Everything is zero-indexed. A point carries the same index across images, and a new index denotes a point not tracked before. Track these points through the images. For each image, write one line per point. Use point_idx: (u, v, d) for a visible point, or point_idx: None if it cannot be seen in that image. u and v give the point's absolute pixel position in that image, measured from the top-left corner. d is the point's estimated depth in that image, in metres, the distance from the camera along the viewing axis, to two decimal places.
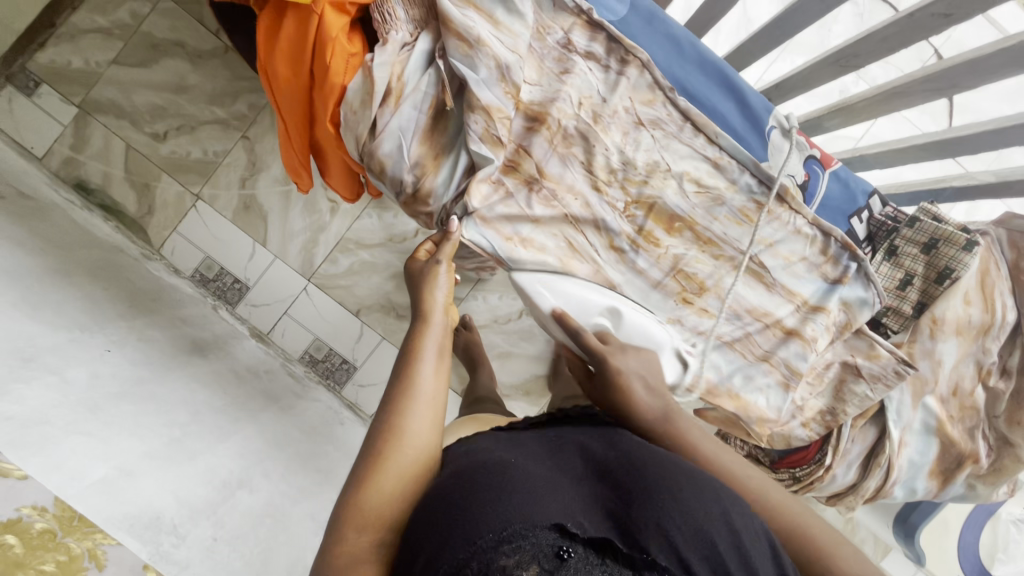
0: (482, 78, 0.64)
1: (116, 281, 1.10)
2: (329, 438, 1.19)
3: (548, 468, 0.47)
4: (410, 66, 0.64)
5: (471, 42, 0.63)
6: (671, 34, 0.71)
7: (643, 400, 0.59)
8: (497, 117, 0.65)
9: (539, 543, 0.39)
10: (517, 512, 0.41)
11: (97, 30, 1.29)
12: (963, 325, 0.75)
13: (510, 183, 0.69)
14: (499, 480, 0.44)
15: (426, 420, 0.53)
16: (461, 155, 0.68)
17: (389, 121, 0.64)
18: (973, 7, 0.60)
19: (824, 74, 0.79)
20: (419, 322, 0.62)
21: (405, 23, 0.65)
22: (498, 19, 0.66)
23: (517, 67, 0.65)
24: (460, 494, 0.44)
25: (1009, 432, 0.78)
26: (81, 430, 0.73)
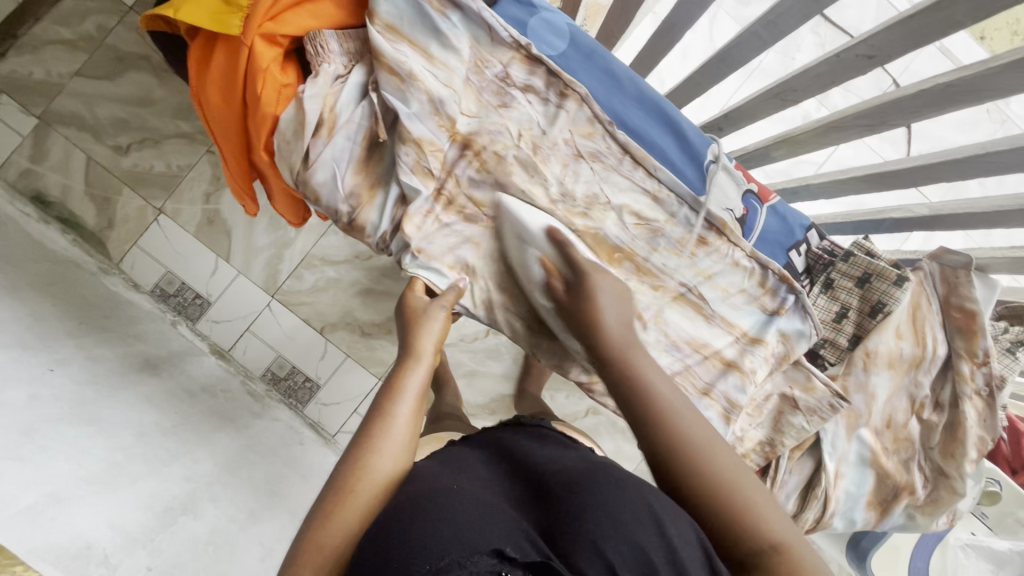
0: (414, 111, 0.65)
1: (68, 296, 1.07)
2: (286, 459, 1.17)
3: (488, 496, 0.49)
4: (343, 98, 0.65)
5: (402, 75, 0.64)
6: (610, 69, 0.71)
7: (611, 323, 0.63)
8: (428, 150, 0.66)
9: (477, 568, 0.39)
10: (452, 540, 0.41)
11: (61, 42, 1.28)
12: (895, 358, 0.77)
13: (443, 212, 0.70)
14: (437, 506, 0.46)
15: (393, 458, 0.55)
16: (393, 186, 0.68)
17: (323, 153, 0.65)
18: (894, 50, 0.60)
19: (767, 107, 0.80)
20: (409, 362, 0.63)
21: (338, 55, 0.65)
22: (432, 53, 0.66)
23: (451, 100, 0.66)
24: (401, 526, 0.44)
25: (944, 464, 0.79)
26: (12, 455, 0.70)
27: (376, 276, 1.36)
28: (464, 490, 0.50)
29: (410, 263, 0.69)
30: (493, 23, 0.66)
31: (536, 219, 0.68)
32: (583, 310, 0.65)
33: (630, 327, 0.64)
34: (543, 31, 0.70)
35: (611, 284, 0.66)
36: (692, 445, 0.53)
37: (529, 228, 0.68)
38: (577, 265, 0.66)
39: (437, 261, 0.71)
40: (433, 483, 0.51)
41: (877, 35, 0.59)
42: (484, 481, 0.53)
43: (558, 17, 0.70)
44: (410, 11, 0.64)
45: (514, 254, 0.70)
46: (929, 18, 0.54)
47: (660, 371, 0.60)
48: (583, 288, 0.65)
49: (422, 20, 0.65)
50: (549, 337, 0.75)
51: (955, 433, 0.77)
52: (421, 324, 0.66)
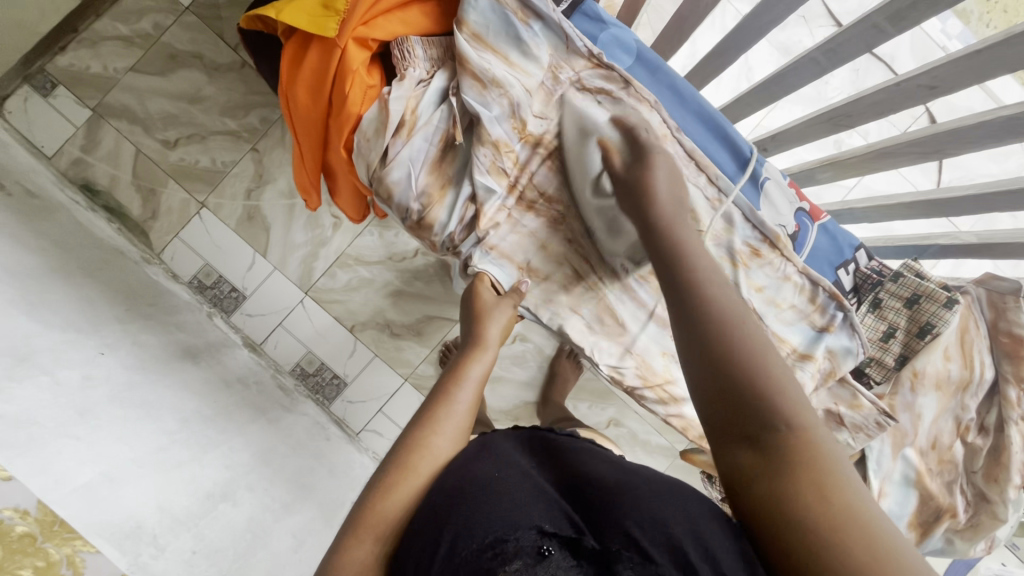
0: (494, 115, 0.68)
1: (115, 283, 1.10)
2: (315, 453, 1.18)
3: (534, 475, 0.51)
4: (425, 100, 0.67)
5: (483, 80, 0.66)
6: (674, 84, 0.74)
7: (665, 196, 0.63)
8: (504, 151, 0.69)
9: (520, 543, 0.42)
10: (497, 519, 0.44)
11: (119, 38, 1.32)
12: (942, 380, 0.78)
13: (513, 207, 0.73)
14: (485, 486, 0.48)
15: (451, 441, 0.57)
16: (464, 185, 0.70)
17: (401, 151, 0.67)
18: (957, 82, 0.62)
19: (818, 130, 0.81)
20: (474, 350, 0.66)
21: (423, 61, 0.68)
22: (512, 60, 0.69)
23: (526, 104, 0.69)
24: (448, 507, 0.47)
25: (987, 488, 0.79)
26: (69, 433, 0.72)
27: (408, 277, 1.38)
28: (500, 467, 0.51)
29: (481, 259, 0.73)
30: (571, 32, 0.68)
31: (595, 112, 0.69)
32: (638, 186, 0.64)
33: (682, 209, 0.63)
34: (613, 46, 0.73)
35: (668, 162, 0.66)
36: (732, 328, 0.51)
37: (591, 119, 0.69)
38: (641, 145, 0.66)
39: (509, 262, 0.74)
40: (473, 462, 0.53)
41: (943, 66, 0.61)
42: (520, 458, 0.55)
43: (627, 34, 0.73)
44: (496, 20, 0.67)
45: (573, 150, 0.71)
46: (997, 52, 0.55)
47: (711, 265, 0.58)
48: (644, 166, 0.65)
49: (506, 30, 0.68)
50: (587, 251, 0.76)
51: (999, 458, 0.78)
52: (486, 313, 0.69)
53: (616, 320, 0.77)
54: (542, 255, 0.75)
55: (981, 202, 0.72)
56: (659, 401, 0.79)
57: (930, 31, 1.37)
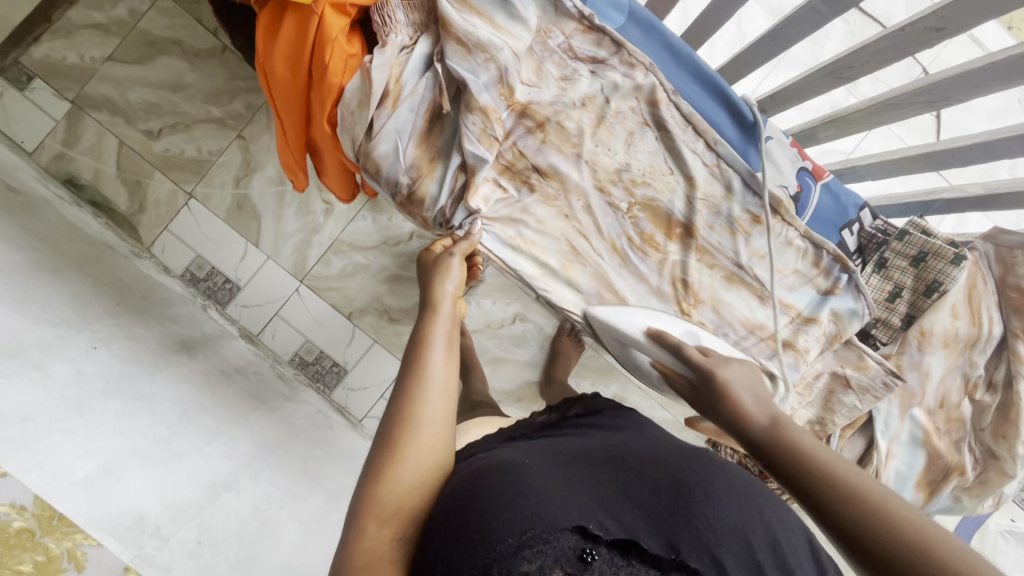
0: (483, 82, 0.65)
1: (105, 278, 1.08)
2: (318, 440, 1.18)
3: (559, 468, 0.50)
4: (409, 69, 0.65)
5: (468, 44, 0.63)
6: (668, 43, 0.71)
7: (753, 411, 0.51)
8: (493, 118, 0.66)
9: (560, 544, 0.42)
10: (534, 515, 0.44)
11: (94, 26, 1.28)
12: (950, 338, 0.76)
13: (505, 182, 0.71)
14: (512, 483, 0.47)
15: (437, 411, 0.54)
16: (454, 156, 0.68)
17: (386, 123, 0.64)
18: (966, 21, 0.59)
19: (818, 87, 0.78)
20: (426, 314, 0.61)
21: (405, 26, 0.65)
22: (499, 23, 0.66)
23: (515, 69, 0.66)
24: (478, 494, 0.47)
25: (995, 445, 0.79)
26: (65, 428, 0.71)
27: (404, 261, 1.36)
28: (533, 467, 0.50)
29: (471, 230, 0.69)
30: None
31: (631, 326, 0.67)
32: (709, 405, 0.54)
33: (772, 405, 0.52)
34: (604, 4, 0.69)
35: (737, 369, 0.55)
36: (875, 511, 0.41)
37: (624, 331, 0.67)
38: (688, 358, 0.58)
39: (498, 227, 0.71)
40: (506, 454, 0.53)
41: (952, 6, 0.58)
42: (551, 453, 0.54)
43: None
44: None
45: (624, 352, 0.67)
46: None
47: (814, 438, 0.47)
48: (708, 383, 0.55)
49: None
50: None
51: (1007, 414, 0.77)
52: (442, 274, 0.65)
53: (616, 296, 0.74)
54: (538, 230, 0.73)
55: (989, 149, 0.70)
56: None
57: None
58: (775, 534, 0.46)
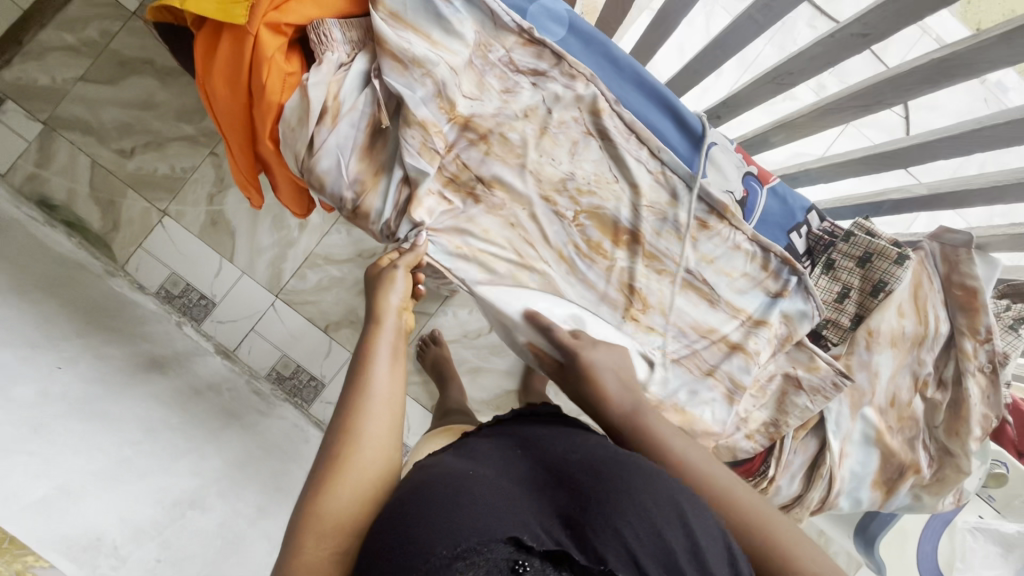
0: (419, 96, 0.67)
1: (75, 297, 1.08)
2: (292, 455, 1.17)
3: (503, 476, 0.51)
4: (346, 85, 0.66)
5: (403, 60, 0.66)
6: (610, 54, 0.73)
7: (613, 394, 0.66)
8: (433, 132, 0.68)
9: (493, 557, 0.42)
10: (469, 528, 0.43)
11: (65, 48, 1.29)
12: (897, 337, 0.77)
13: (451, 195, 0.72)
14: (453, 490, 0.47)
15: (381, 424, 0.56)
16: (396, 169, 0.69)
17: (325, 138, 0.66)
18: (888, 27, 0.59)
19: (764, 92, 0.80)
20: (370, 328, 0.63)
21: (342, 44, 0.67)
22: (435, 39, 0.68)
23: (453, 83, 0.68)
24: (416, 506, 0.47)
25: (949, 443, 0.80)
26: (22, 450, 0.71)
27: None
28: (477, 476, 0.51)
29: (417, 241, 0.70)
30: (496, 8, 0.68)
31: (511, 308, 0.72)
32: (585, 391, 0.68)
33: (632, 390, 0.67)
34: (544, 18, 0.71)
35: (602, 352, 0.69)
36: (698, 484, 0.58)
37: (507, 316, 0.73)
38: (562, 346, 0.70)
39: (445, 238, 0.72)
40: (450, 466, 0.53)
41: (869, 13, 0.58)
42: (500, 462, 0.54)
43: (558, 4, 0.71)
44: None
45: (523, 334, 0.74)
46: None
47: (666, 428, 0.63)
48: (579, 365, 0.69)
49: (425, 8, 0.67)
50: None
51: (959, 411, 0.79)
52: (386, 286, 0.66)
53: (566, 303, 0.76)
54: (485, 240, 0.73)
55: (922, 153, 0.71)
56: None
57: None
58: (698, 538, 0.47)
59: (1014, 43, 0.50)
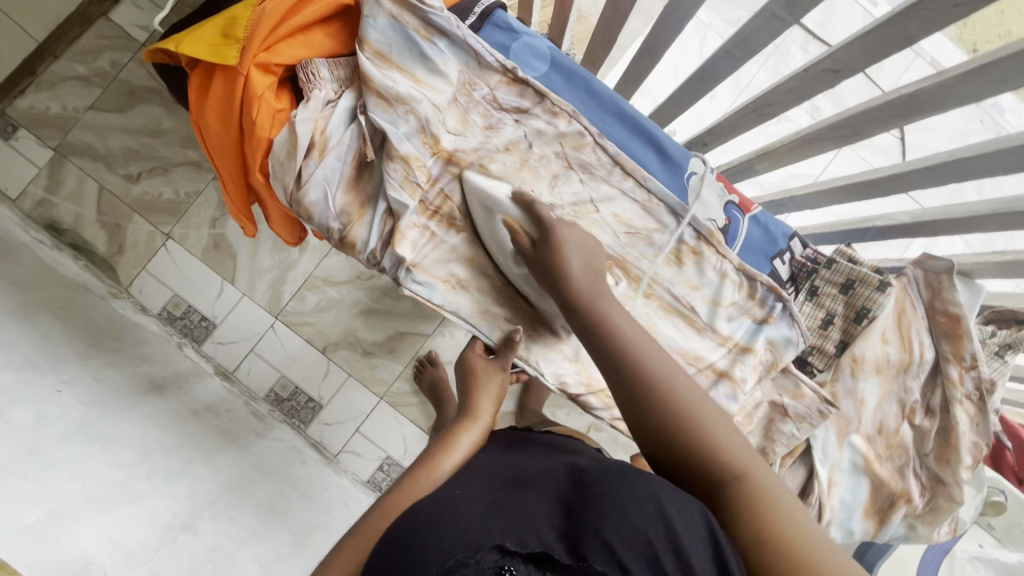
0: (402, 131, 0.70)
1: (79, 320, 1.10)
2: (288, 478, 1.17)
3: (490, 498, 0.55)
4: (333, 121, 0.70)
5: (387, 98, 0.69)
6: (591, 89, 0.77)
7: (576, 270, 0.64)
8: (415, 166, 0.71)
9: (480, 566, 0.45)
10: (457, 546, 0.47)
11: (77, 78, 1.34)
12: (882, 363, 0.78)
13: (435, 227, 0.75)
14: (445, 518, 0.52)
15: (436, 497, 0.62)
16: (380, 202, 0.73)
17: (314, 172, 0.70)
18: (857, 64, 0.60)
19: (746, 122, 0.82)
20: (467, 421, 0.73)
21: (329, 82, 0.71)
22: (419, 77, 0.71)
23: (437, 120, 0.71)
24: (415, 536, 0.51)
25: (940, 470, 0.79)
26: (17, 473, 0.72)
27: (377, 295, 1.39)
28: (465, 501, 0.54)
29: (406, 278, 0.74)
30: (479, 49, 0.70)
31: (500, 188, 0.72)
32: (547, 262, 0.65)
33: (594, 274, 0.64)
34: (526, 54, 0.76)
35: (575, 233, 0.67)
36: (659, 394, 0.55)
37: (492, 198, 0.72)
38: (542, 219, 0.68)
39: (431, 274, 0.76)
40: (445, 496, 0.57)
41: (840, 50, 0.59)
42: (490, 486, 0.58)
43: (541, 41, 0.76)
44: (398, 39, 0.69)
45: (482, 224, 0.74)
46: (882, 34, 0.54)
47: (641, 334, 0.59)
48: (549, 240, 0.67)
49: (409, 47, 0.70)
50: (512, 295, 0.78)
51: (948, 439, 0.78)
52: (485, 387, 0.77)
53: (550, 329, 0.79)
54: (468, 269, 0.77)
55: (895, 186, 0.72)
56: (603, 405, 0.80)
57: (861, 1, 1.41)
58: (671, 523, 0.46)
59: (980, 80, 0.51)
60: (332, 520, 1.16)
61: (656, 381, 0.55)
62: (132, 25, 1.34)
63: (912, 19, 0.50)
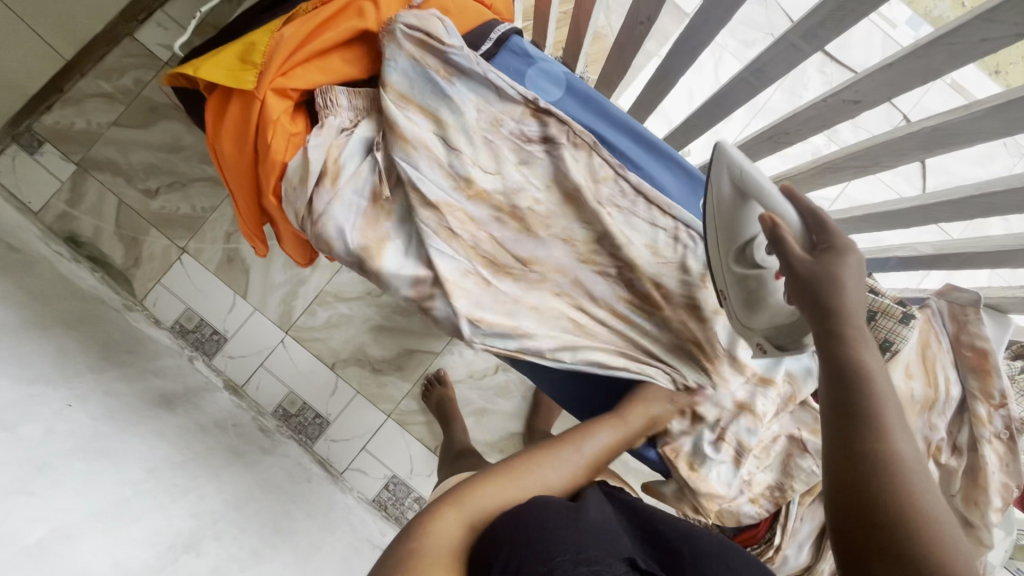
0: (425, 170, 0.74)
1: (93, 333, 1.11)
2: (293, 497, 1.16)
3: (601, 515, 0.52)
4: (348, 149, 0.74)
5: (414, 139, 0.73)
6: (606, 110, 0.80)
7: (851, 296, 0.51)
8: (446, 212, 0.74)
9: (613, 570, 0.42)
10: (590, 543, 0.45)
11: (102, 95, 1.37)
12: (908, 401, 0.74)
13: (486, 273, 0.77)
14: (566, 516, 0.49)
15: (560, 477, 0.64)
16: (404, 240, 0.74)
17: (331, 210, 0.72)
18: (878, 96, 0.59)
19: (764, 148, 0.81)
20: (610, 421, 0.73)
21: (346, 110, 0.75)
22: (443, 114, 0.75)
23: (461, 159, 0.75)
24: (532, 518, 0.49)
25: (967, 512, 0.75)
26: (23, 489, 0.71)
27: (388, 312, 1.39)
28: (579, 509, 0.52)
29: (475, 333, 0.74)
30: (500, 84, 0.74)
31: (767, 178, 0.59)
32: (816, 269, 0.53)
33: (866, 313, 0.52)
34: (542, 80, 0.80)
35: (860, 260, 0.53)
36: (900, 474, 0.45)
37: (753, 181, 0.59)
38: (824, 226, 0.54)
39: (501, 325, 0.75)
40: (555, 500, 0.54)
41: (859, 82, 0.58)
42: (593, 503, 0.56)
43: (555, 67, 0.81)
44: (419, 78, 0.74)
45: (729, 209, 0.64)
46: (902, 66, 0.53)
47: (896, 409, 0.48)
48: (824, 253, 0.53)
49: (432, 87, 0.74)
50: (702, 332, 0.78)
51: (976, 478, 0.75)
52: (644, 401, 0.76)
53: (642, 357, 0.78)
54: (535, 317, 0.77)
55: (917, 216, 0.71)
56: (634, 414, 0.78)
57: (880, 24, 1.40)
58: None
59: (1005, 116, 0.50)
60: (336, 540, 1.14)
61: (903, 456, 0.46)
62: (156, 44, 1.37)
63: (935, 53, 0.49)
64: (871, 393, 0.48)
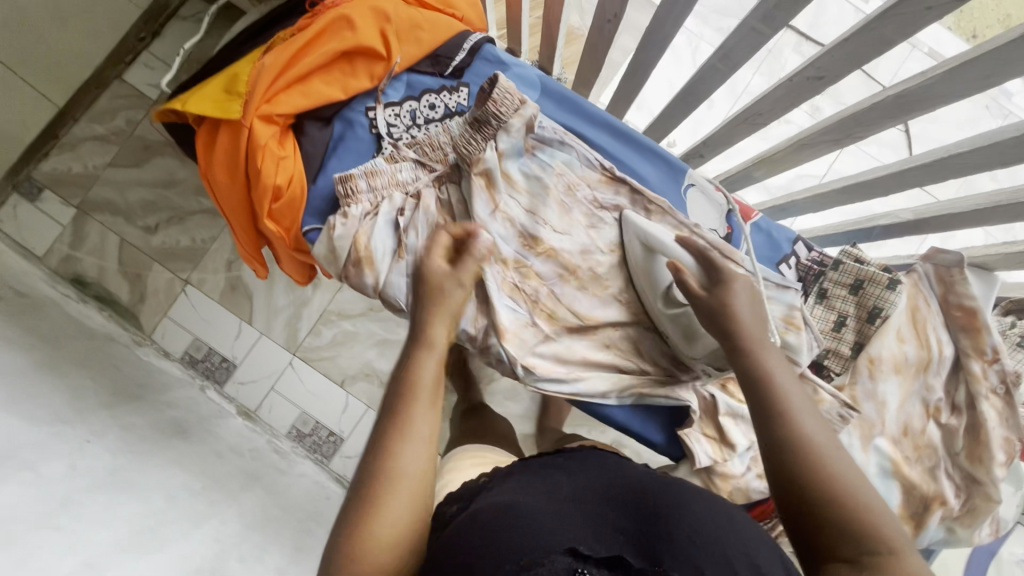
0: (503, 236, 0.80)
1: (104, 370, 1.13)
2: (314, 515, 1.18)
3: (552, 503, 0.50)
4: (375, 233, 0.81)
5: (493, 192, 0.79)
6: (583, 108, 0.85)
7: (746, 318, 0.64)
8: (512, 266, 0.81)
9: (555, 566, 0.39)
10: (533, 545, 0.42)
11: (96, 138, 1.41)
12: (900, 363, 0.77)
13: (545, 326, 0.81)
14: (515, 517, 0.46)
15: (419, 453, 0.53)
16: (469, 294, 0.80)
17: (391, 277, 0.82)
18: (841, 69, 0.61)
19: (740, 132, 0.83)
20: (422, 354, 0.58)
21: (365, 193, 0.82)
22: (517, 181, 0.80)
23: (534, 224, 0.81)
24: (470, 538, 0.46)
25: (974, 470, 0.77)
26: (50, 525, 0.73)
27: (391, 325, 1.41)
28: (528, 503, 0.50)
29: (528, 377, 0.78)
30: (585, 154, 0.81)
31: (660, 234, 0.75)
32: (717, 304, 0.66)
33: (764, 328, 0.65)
34: (518, 82, 0.85)
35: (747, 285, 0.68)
36: (819, 453, 0.53)
37: (655, 238, 0.76)
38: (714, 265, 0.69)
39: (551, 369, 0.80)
40: (500, 500, 0.51)
41: (822, 58, 0.60)
42: (547, 489, 0.54)
43: (528, 70, 0.85)
44: (514, 149, 0.79)
45: (641, 261, 0.78)
46: (859, 39, 0.55)
47: (799, 395, 0.58)
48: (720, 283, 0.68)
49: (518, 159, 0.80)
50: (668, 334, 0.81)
51: (978, 436, 0.77)
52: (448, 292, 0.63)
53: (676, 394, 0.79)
54: (586, 363, 0.81)
55: (895, 182, 0.72)
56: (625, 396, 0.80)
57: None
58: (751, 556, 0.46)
59: (961, 78, 0.52)
60: None
61: (813, 435, 0.54)
62: (145, 84, 1.40)
63: (887, 24, 0.51)
64: (780, 396, 0.58)
